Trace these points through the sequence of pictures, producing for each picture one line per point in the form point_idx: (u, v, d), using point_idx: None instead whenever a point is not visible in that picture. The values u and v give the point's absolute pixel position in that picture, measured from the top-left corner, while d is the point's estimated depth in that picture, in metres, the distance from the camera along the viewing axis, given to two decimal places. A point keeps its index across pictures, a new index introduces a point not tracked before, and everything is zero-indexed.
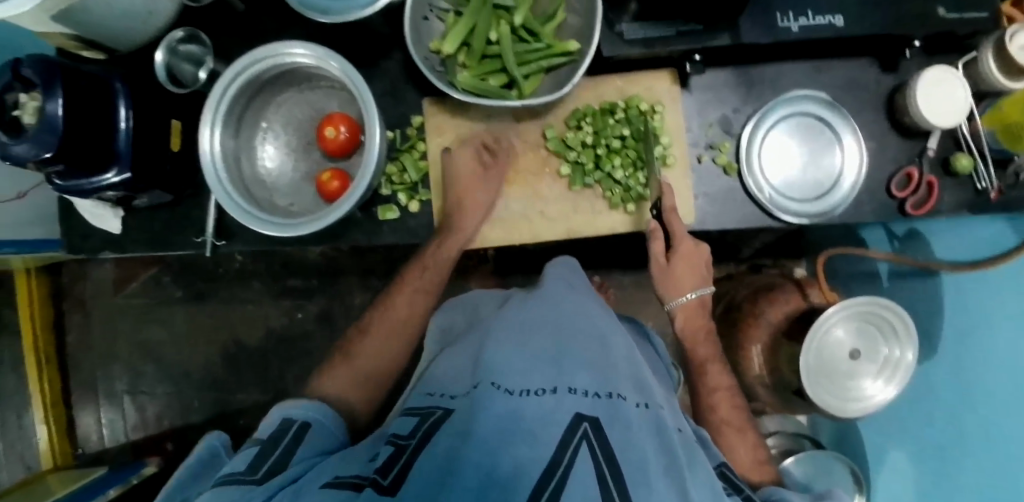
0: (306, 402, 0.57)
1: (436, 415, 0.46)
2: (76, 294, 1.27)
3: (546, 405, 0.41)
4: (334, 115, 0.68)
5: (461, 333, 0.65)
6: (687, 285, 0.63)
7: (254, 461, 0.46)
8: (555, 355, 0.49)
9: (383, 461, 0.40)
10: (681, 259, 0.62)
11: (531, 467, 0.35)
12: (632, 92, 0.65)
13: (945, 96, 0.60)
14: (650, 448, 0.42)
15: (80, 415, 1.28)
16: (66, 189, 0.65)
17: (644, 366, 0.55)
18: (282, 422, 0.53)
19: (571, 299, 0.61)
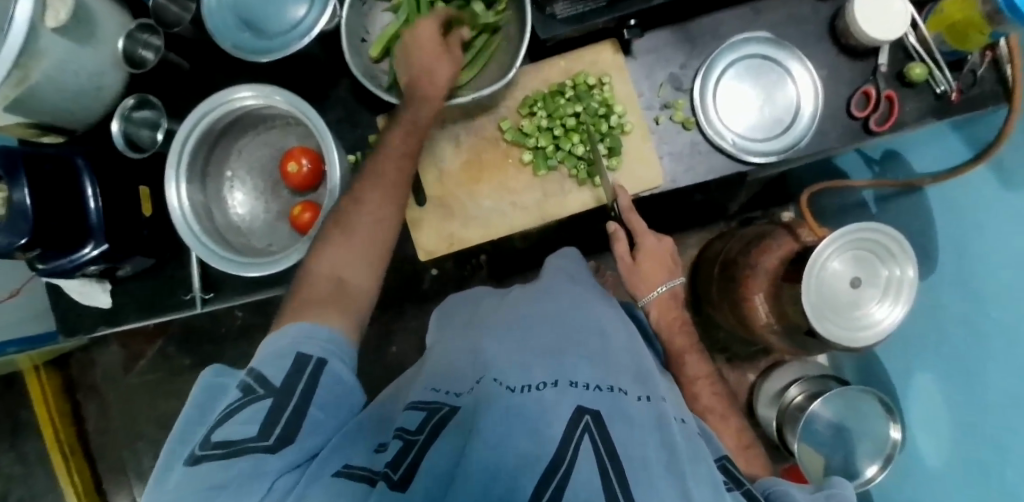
0: (315, 326, 0.49)
1: (443, 412, 0.46)
2: (88, 381, 1.28)
3: (549, 399, 0.42)
4: (294, 149, 0.69)
5: (456, 333, 0.65)
6: (655, 280, 0.68)
7: (267, 421, 0.42)
8: (557, 351, 0.50)
9: (394, 454, 0.40)
10: (646, 255, 0.67)
11: (535, 461, 0.36)
12: (577, 69, 0.65)
13: (885, 8, 0.60)
14: (651, 443, 0.41)
15: (115, 500, 1.27)
16: (50, 272, 0.66)
17: (647, 359, 0.56)
18: (296, 356, 0.47)
19: (568, 293, 0.63)
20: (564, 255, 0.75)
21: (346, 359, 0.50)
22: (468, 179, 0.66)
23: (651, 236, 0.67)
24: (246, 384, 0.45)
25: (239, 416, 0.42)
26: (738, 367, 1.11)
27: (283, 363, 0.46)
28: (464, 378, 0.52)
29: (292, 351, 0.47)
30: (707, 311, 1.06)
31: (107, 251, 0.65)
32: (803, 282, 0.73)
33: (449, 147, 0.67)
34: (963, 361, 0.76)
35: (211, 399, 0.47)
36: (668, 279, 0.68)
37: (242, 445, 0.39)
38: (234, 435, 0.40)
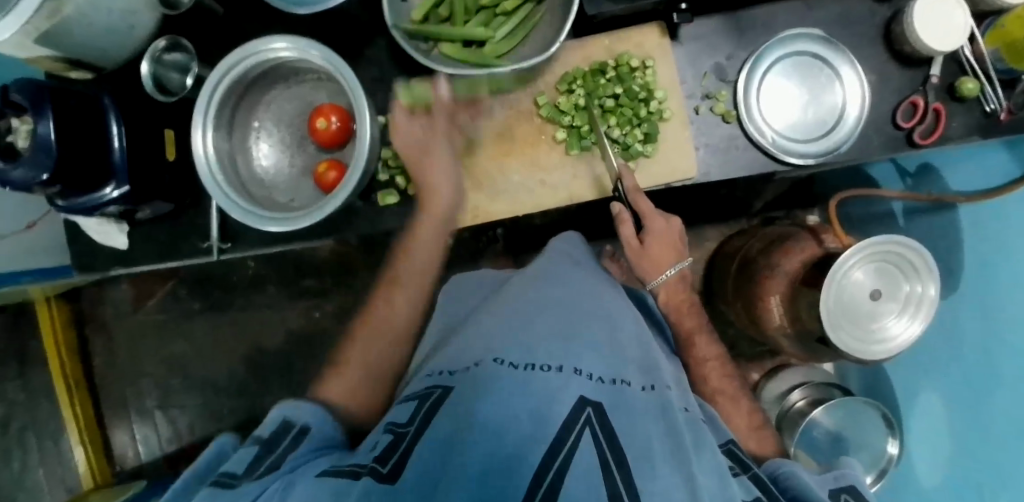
0: (298, 399, 0.55)
1: (436, 395, 0.47)
2: (98, 317, 1.29)
3: (551, 383, 0.42)
4: (324, 106, 0.67)
5: (454, 328, 0.66)
6: (662, 264, 0.63)
7: (249, 466, 0.44)
8: (563, 337, 0.50)
9: (383, 450, 0.41)
10: (654, 240, 0.62)
11: (536, 444, 0.36)
12: (620, 50, 0.63)
13: (942, 17, 0.58)
14: (654, 432, 0.41)
15: (115, 434, 1.30)
16: (70, 210, 0.65)
17: (653, 350, 0.55)
18: (284, 420, 0.52)
19: (573, 277, 0.63)
20: (567, 240, 0.73)
21: (331, 422, 0.54)
22: (500, 152, 0.65)
23: (660, 216, 0.62)
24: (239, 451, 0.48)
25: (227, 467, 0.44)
26: (742, 364, 1.12)
27: (272, 428, 0.51)
28: (461, 357, 0.52)
29: (282, 420, 0.52)
30: (719, 306, 1.06)
31: (128, 193, 0.64)
32: (823, 287, 0.71)
33: (482, 117, 0.66)
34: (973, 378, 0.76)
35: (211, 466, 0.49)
36: (675, 262, 0.64)
37: (227, 485, 0.41)
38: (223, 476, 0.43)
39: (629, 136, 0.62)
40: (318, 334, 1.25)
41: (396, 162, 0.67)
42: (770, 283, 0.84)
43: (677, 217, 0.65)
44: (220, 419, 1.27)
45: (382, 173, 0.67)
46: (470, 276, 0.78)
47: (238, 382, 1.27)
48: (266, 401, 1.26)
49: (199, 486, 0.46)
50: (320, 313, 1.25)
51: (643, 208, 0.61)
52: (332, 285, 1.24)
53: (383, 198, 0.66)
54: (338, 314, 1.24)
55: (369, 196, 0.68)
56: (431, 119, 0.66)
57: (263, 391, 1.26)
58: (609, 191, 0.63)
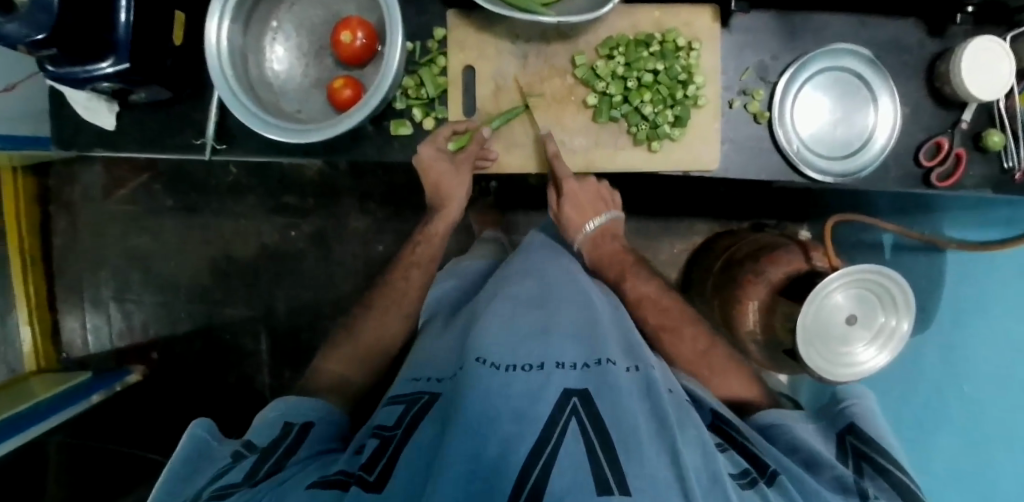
0: (295, 400, 0.57)
1: (423, 401, 0.50)
2: (64, 196, 1.23)
3: (534, 381, 0.44)
4: (351, 19, 0.63)
5: (447, 319, 0.68)
6: (581, 221, 0.67)
7: (251, 469, 0.46)
8: (543, 330, 0.51)
9: (371, 452, 0.43)
10: (572, 204, 0.66)
11: (519, 442, 0.38)
12: (668, 26, 0.61)
13: (989, 65, 0.57)
14: (640, 414, 0.43)
15: (65, 319, 1.26)
16: (58, 78, 0.59)
17: (634, 330, 0.57)
18: (283, 423, 0.54)
19: (552, 267, 0.64)
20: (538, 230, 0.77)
21: (329, 423, 0.57)
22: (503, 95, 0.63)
23: (573, 179, 0.63)
24: (238, 451, 0.49)
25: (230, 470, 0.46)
26: None
27: (272, 429, 0.53)
28: (447, 365, 0.55)
29: (280, 421, 0.54)
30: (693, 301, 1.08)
31: (126, 72, 0.58)
32: (803, 305, 0.71)
33: (515, 65, 0.63)
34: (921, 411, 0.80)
35: (198, 458, 0.49)
36: (597, 216, 0.67)
37: (231, 487, 0.43)
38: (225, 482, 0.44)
39: (660, 115, 0.61)
40: (291, 255, 1.22)
41: (417, 93, 0.64)
42: (752, 288, 0.85)
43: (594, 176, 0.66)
44: (177, 321, 1.25)
45: (399, 101, 0.64)
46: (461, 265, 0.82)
47: (202, 289, 1.24)
48: (227, 312, 1.24)
49: (189, 479, 0.46)
50: (296, 233, 1.22)
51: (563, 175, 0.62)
52: (313, 207, 1.20)
53: (395, 127, 0.64)
54: (315, 238, 1.21)
55: (380, 122, 0.65)
56: (460, 56, 0.64)
57: (225, 302, 1.23)
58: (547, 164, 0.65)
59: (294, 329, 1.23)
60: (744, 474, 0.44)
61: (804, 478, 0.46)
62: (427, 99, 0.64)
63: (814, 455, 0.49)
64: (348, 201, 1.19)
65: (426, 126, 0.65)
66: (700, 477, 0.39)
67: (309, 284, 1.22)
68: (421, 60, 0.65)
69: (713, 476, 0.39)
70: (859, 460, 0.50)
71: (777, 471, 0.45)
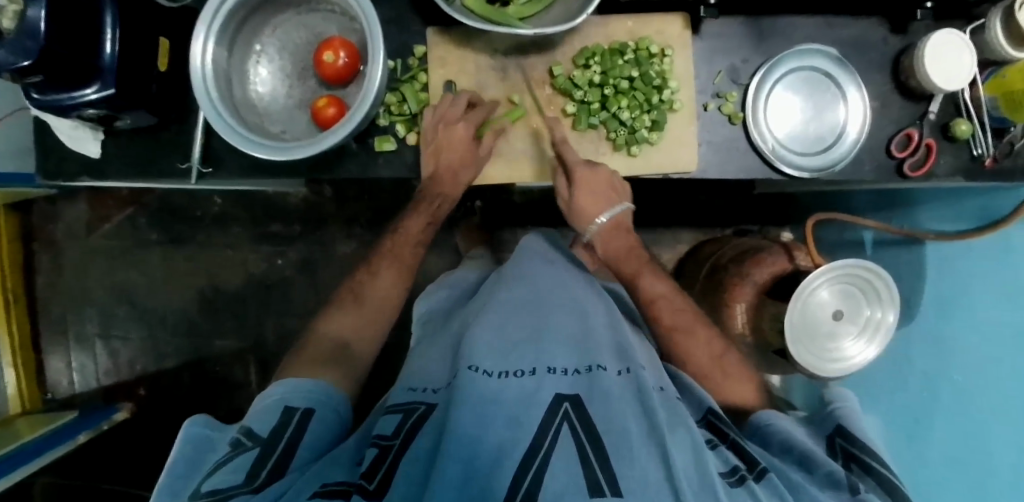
0: (295, 382, 0.55)
1: (419, 411, 0.49)
2: (47, 233, 1.22)
3: (526, 387, 0.45)
4: (333, 39, 0.65)
5: (444, 330, 0.67)
6: (594, 211, 0.64)
7: (253, 467, 0.44)
8: (535, 338, 0.52)
9: (369, 463, 0.43)
10: (583, 193, 0.62)
11: (513, 451, 0.39)
12: (642, 34, 0.64)
13: (950, 58, 0.59)
14: (631, 414, 0.43)
15: (50, 359, 1.24)
16: (43, 105, 0.60)
17: (627, 332, 0.57)
18: (283, 409, 0.52)
19: (545, 273, 0.65)
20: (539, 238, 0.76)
21: (331, 404, 0.55)
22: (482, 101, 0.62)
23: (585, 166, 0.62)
24: (236, 438, 0.48)
25: (228, 465, 0.44)
26: None
27: (272, 415, 0.51)
28: (441, 376, 0.55)
29: (280, 405, 0.53)
30: None
31: (110, 98, 0.59)
32: (790, 303, 0.73)
33: (494, 77, 0.65)
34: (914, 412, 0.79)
35: (202, 452, 0.49)
36: (608, 208, 0.64)
37: (229, 490, 0.41)
38: (221, 483, 0.42)
39: (637, 120, 0.62)
40: (279, 283, 1.22)
41: (400, 109, 0.66)
42: (739, 291, 0.86)
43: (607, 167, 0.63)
44: (165, 356, 1.23)
45: (383, 118, 0.65)
46: (452, 278, 0.82)
47: (190, 322, 1.23)
48: (216, 344, 1.22)
49: (191, 476, 0.46)
50: (284, 261, 1.22)
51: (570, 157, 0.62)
52: (300, 234, 1.20)
53: (380, 143, 0.65)
54: (301, 264, 1.21)
55: (365, 140, 0.66)
56: (441, 71, 0.65)
57: (214, 334, 1.22)
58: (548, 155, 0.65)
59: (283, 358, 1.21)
60: (732, 472, 0.43)
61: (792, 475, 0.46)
62: (409, 115, 0.66)
63: (804, 457, 0.49)
64: (335, 226, 1.19)
65: (410, 141, 0.66)
66: (690, 478, 0.39)
67: (297, 311, 1.21)
68: (403, 77, 0.66)
69: (703, 474, 0.39)
70: (847, 459, 0.50)
71: (765, 467, 0.45)
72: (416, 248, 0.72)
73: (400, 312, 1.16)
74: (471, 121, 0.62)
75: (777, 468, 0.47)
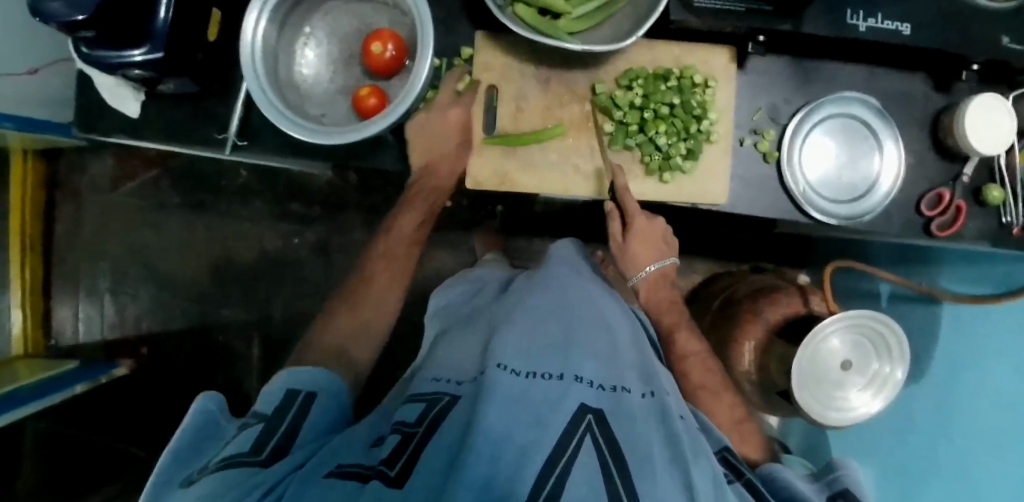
0: (296, 371, 0.57)
1: (443, 402, 0.49)
2: (72, 184, 1.24)
3: (552, 392, 0.44)
4: (382, 31, 0.66)
5: (462, 327, 0.67)
6: (644, 260, 0.68)
7: (257, 441, 0.45)
8: (562, 344, 0.51)
9: (390, 450, 0.42)
10: (639, 241, 0.67)
11: (537, 451, 0.38)
12: (687, 62, 0.64)
13: (991, 123, 0.59)
14: (655, 441, 0.43)
15: (58, 308, 1.25)
16: (88, 61, 0.61)
17: (651, 356, 0.57)
18: (285, 391, 0.53)
19: (573, 284, 0.65)
20: (563, 246, 0.76)
21: (332, 389, 0.56)
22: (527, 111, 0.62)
23: (643, 217, 0.65)
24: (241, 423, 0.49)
25: (234, 442, 0.45)
26: None
27: (275, 397, 0.52)
28: (466, 369, 0.54)
29: (283, 389, 0.54)
30: None
31: (156, 61, 0.60)
32: (801, 346, 0.72)
33: (536, 87, 0.66)
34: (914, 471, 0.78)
35: (213, 430, 0.49)
36: (658, 259, 0.68)
37: (237, 460, 0.42)
38: (231, 452, 0.43)
39: (673, 147, 0.62)
40: (291, 262, 1.23)
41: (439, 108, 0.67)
42: (749, 328, 0.86)
43: (661, 219, 0.68)
44: (170, 319, 1.24)
45: (421, 114, 0.66)
46: (471, 275, 0.83)
47: (199, 288, 1.24)
48: (222, 314, 1.23)
49: (202, 450, 0.47)
50: (299, 241, 1.23)
51: (629, 205, 0.64)
52: (319, 216, 1.21)
53: (416, 138, 0.66)
54: (316, 246, 1.22)
55: (401, 133, 0.67)
56: (485, 76, 0.65)
57: (221, 304, 1.23)
58: (606, 192, 0.66)
59: (286, 336, 1.22)
60: None
61: None
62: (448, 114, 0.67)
63: None
64: (355, 212, 1.20)
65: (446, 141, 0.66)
66: None
67: (306, 291, 1.22)
68: (446, 76, 0.67)
69: None
70: None
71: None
72: (439, 255, 0.70)
73: (408, 306, 1.17)
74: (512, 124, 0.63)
75: None
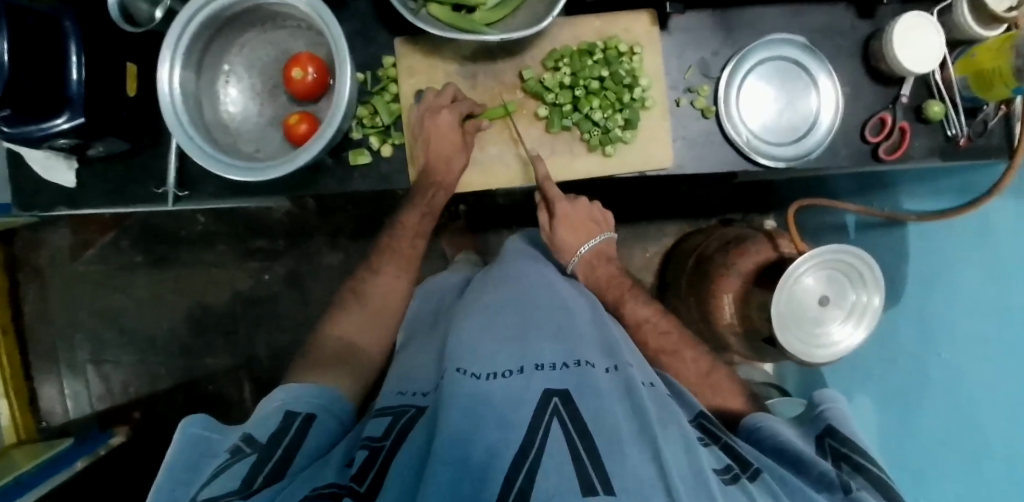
0: (295, 389, 0.57)
1: (409, 414, 0.51)
2: (32, 262, 1.21)
3: (515, 386, 0.45)
4: (300, 55, 0.64)
5: (431, 334, 0.68)
6: (575, 243, 0.73)
7: (248, 476, 0.43)
8: (522, 338, 0.53)
9: (360, 465, 0.43)
10: (564, 223, 0.72)
11: (504, 449, 0.39)
12: (610, 33, 0.64)
13: (918, 41, 0.60)
14: (621, 413, 0.44)
15: (42, 388, 1.23)
16: (12, 138, 0.58)
17: (613, 329, 0.58)
18: (285, 413, 0.53)
19: (530, 274, 0.66)
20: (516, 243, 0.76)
21: (334, 409, 0.57)
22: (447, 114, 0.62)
23: (563, 201, 0.71)
24: (235, 446, 0.48)
25: (226, 473, 0.44)
26: None
27: (273, 420, 0.52)
28: (427, 379, 0.56)
29: (281, 410, 0.54)
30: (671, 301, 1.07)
31: (81, 127, 0.58)
32: (775, 293, 0.73)
33: (465, 85, 0.65)
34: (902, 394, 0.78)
35: (198, 453, 0.48)
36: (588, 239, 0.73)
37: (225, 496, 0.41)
38: (218, 491, 0.41)
39: (610, 120, 0.62)
40: (267, 298, 1.21)
41: (372, 121, 0.65)
42: (724, 282, 0.86)
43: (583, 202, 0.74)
44: (157, 378, 1.22)
45: (355, 131, 0.65)
46: (432, 284, 0.82)
47: (180, 342, 1.22)
48: (208, 363, 1.21)
49: (190, 477, 0.45)
50: (270, 276, 1.21)
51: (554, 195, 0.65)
52: (286, 248, 1.20)
53: (354, 156, 0.64)
54: (288, 279, 1.20)
55: (339, 154, 0.65)
56: (411, 81, 0.65)
57: (205, 353, 1.21)
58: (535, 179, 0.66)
59: (276, 373, 1.21)
60: (727, 470, 0.44)
61: (785, 474, 0.46)
62: (382, 126, 0.66)
63: (792, 455, 0.50)
64: (320, 237, 1.19)
65: (384, 153, 0.66)
66: (684, 473, 0.39)
67: (288, 325, 1.21)
68: (374, 89, 0.66)
69: (697, 472, 0.40)
70: (837, 459, 0.51)
71: (759, 467, 0.46)
72: (416, 239, 0.73)
73: None
74: (457, 109, 0.62)
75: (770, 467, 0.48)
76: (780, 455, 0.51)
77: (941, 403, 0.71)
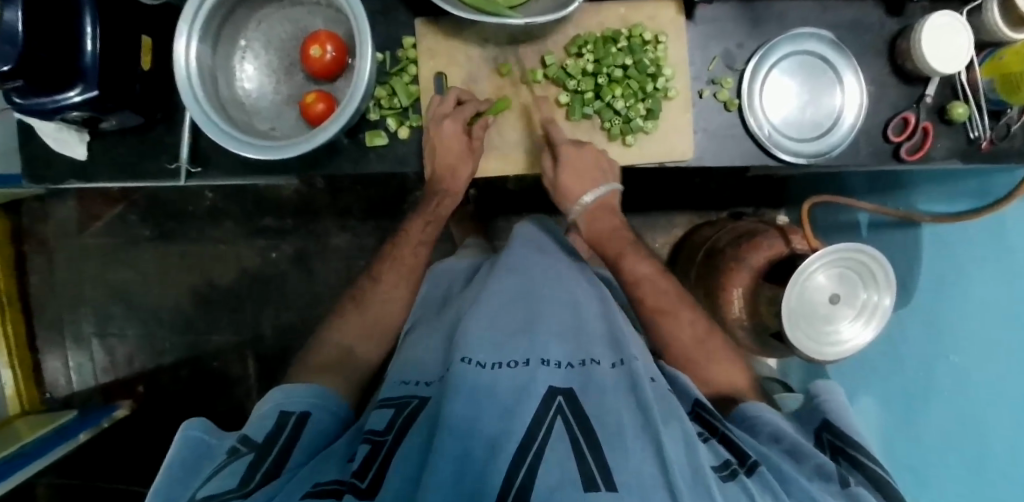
0: (289, 388, 0.57)
1: (411, 406, 0.50)
2: (38, 234, 1.21)
3: (520, 379, 0.46)
4: (319, 33, 0.63)
5: (440, 318, 0.68)
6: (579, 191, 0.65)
7: (244, 475, 0.44)
8: (528, 329, 0.53)
9: (361, 461, 0.43)
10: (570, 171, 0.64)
11: (506, 441, 0.39)
12: (635, 21, 0.63)
13: (946, 41, 0.59)
14: (624, 407, 0.45)
15: (47, 359, 1.23)
16: (26, 109, 0.58)
17: (621, 322, 0.59)
18: (279, 414, 0.54)
19: (538, 263, 0.66)
20: (529, 229, 0.76)
21: (331, 407, 0.57)
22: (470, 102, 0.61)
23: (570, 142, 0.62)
24: (233, 447, 0.48)
25: (222, 473, 0.44)
26: None
27: (268, 422, 0.52)
28: (432, 369, 0.57)
29: (276, 410, 0.54)
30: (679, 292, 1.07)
31: (94, 100, 0.57)
32: (787, 287, 0.72)
33: (486, 68, 0.65)
34: (907, 390, 0.78)
35: (198, 458, 0.48)
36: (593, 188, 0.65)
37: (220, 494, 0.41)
38: (216, 489, 0.42)
39: (632, 110, 0.62)
40: (274, 276, 1.21)
41: (389, 103, 0.64)
42: (735, 276, 0.85)
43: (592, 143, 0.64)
44: (161, 353, 1.22)
45: (373, 112, 0.64)
46: (441, 268, 0.82)
47: (185, 318, 1.22)
48: (213, 339, 1.22)
49: (187, 482, 0.46)
50: (277, 254, 1.21)
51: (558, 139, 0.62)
52: (293, 227, 1.19)
53: (371, 138, 0.63)
54: (296, 258, 1.20)
55: (355, 134, 0.64)
56: (431, 63, 0.64)
57: (210, 330, 1.21)
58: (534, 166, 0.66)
59: (281, 351, 1.21)
60: (725, 466, 0.44)
61: (780, 465, 0.46)
62: (400, 108, 0.65)
63: (794, 446, 0.50)
64: (329, 217, 1.18)
65: (402, 136, 0.65)
66: (684, 470, 0.39)
67: (293, 304, 1.21)
68: (392, 70, 0.65)
69: (696, 470, 0.39)
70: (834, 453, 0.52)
71: (756, 459, 0.46)
72: (430, 228, 0.73)
73: None
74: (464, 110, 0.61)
75: (767, 460, 0.48)
76: (785, 450, 0.51)
77: (947, 407, 0.71)
